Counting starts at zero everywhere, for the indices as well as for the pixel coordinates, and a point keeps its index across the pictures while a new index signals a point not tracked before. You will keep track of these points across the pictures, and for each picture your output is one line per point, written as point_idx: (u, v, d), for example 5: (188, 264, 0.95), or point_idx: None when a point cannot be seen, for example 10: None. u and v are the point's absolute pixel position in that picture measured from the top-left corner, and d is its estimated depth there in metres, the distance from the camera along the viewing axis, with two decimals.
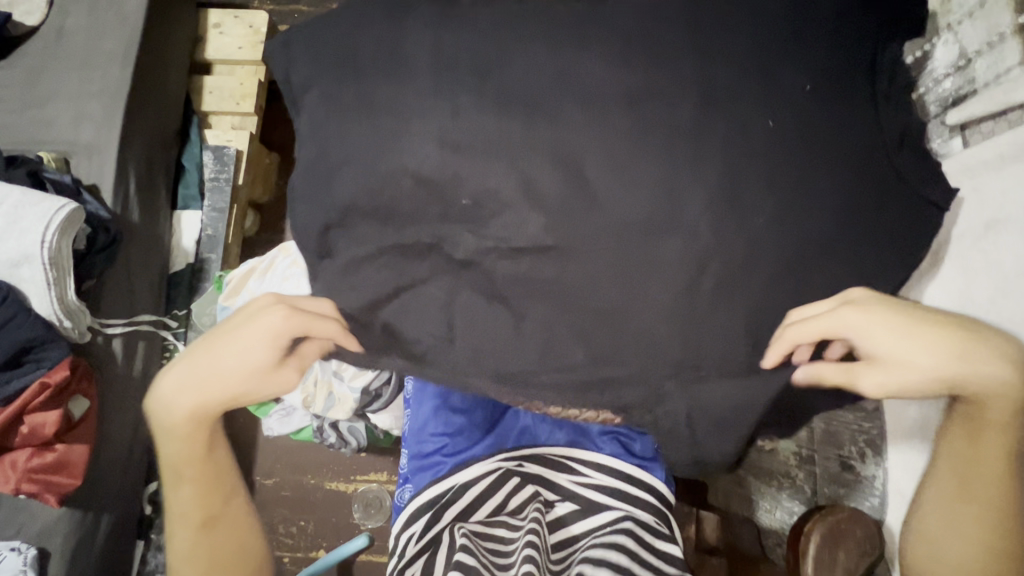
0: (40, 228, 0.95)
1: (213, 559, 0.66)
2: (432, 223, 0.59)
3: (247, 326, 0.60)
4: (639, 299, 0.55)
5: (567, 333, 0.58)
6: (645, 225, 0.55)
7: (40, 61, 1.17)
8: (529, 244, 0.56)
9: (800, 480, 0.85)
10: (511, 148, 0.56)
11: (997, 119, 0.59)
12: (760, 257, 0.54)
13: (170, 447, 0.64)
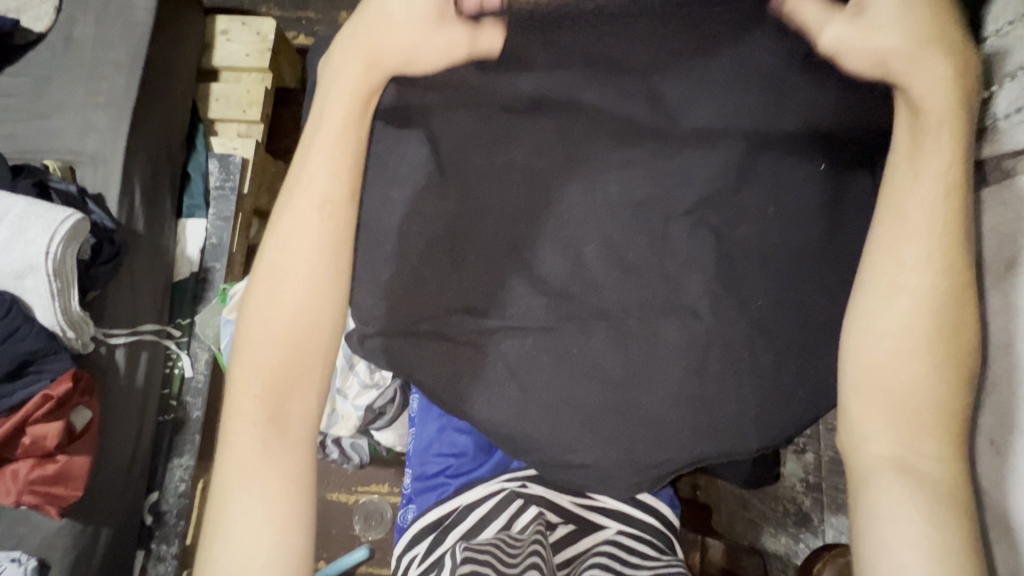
0: (44, 240, 0.94)
1: (274, 413, 0.51)
2: (445, 286, 0.58)
3: (339, 74, 0.52)
4: (629, 376, 0.55)
5: (606, 335, 0.56)
6: (624, 309, 0.56)
7: (47, 69, 1.17)
8: (528, 322, 0.57)
9: (806, 508, 0.84)
10: (552, 202, 0.58)
11: (1022, 157, 0.58)
12: (779, 307, 0.57)
13: (243, 399, 0.51)
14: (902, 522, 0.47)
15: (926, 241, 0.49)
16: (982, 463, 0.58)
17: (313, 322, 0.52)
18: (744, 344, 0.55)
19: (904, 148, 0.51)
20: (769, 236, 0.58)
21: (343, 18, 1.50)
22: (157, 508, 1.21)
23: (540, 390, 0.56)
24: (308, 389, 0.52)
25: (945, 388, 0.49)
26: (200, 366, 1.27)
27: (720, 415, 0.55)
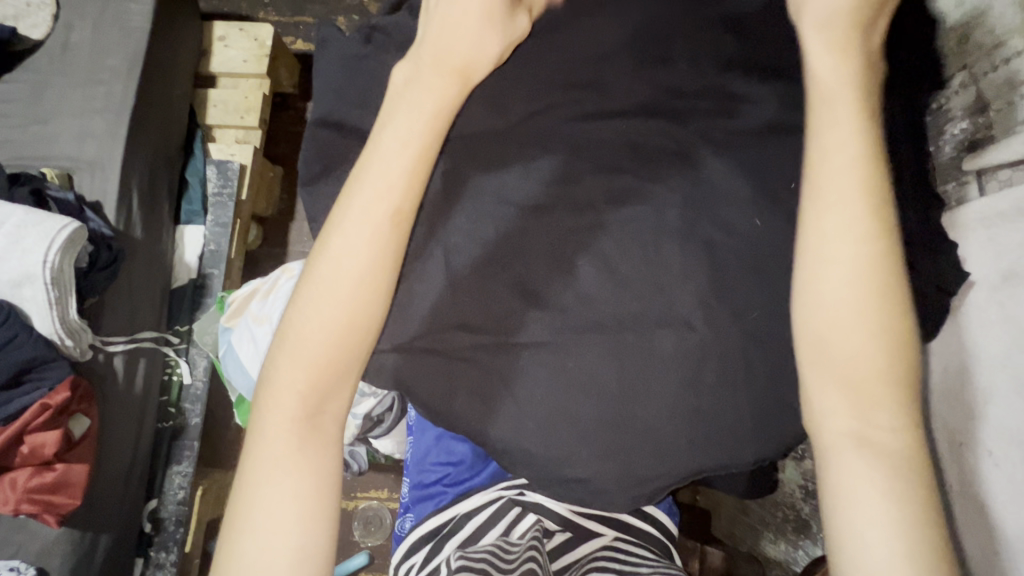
0: (41, 248, 0.94)
1: (318, 418, 0.51)
2: (453, 299, 0.58)
3: (425, 98, 0.56)
4: (625, 390, 0.56)
5: (592, 334, 0.56)
6: (617, 322, 0.56)
7: (45, 76, 1.17)
8: (527, 338, 0.57)
9: (805, 515, 0.83)
10: (546, 218, 0.59)
11: (1014, 169, 0.56)
12: (774, 318, 0.57)
13: (286, 392, 0.51)
14: (867, 500, 0.47)
15: (845, 210, 0.50)
16: (975, 479, 0.57)
17: (363, 323, 0.53)
18: (740, 356, 0.55)
19: (822, 126, 0.53)
20: (764, 247, 0.58)
21: (340, 23, 1.50)
22: (156, 515, 1.21)
23: (535, 386, 0.57)
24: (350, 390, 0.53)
25: (878, 346, 0.49)
26: (198, 373, 1.28)
27: (715, 427, 0.55)
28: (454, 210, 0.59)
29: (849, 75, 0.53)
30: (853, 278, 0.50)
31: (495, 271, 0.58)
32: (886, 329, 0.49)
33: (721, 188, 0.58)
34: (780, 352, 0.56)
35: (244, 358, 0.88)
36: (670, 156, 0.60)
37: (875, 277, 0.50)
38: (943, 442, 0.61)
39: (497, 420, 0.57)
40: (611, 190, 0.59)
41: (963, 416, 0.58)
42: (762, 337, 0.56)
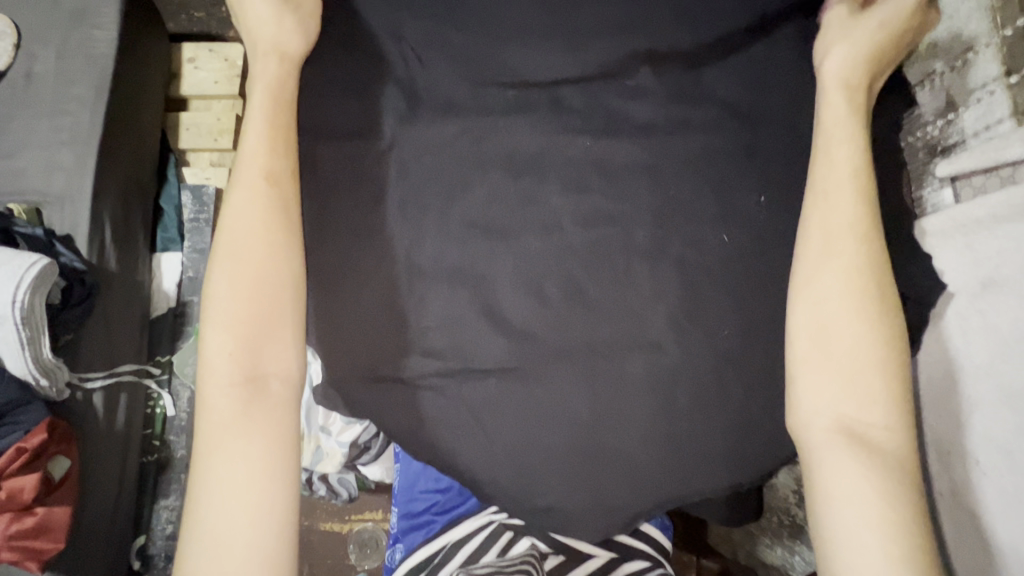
0: (9, 289, 0.92)
1: (252, 374, 0.49)
2: (413, 326, 0.54)
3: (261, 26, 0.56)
4: (598, 415, 0.53)
5: (558, 361, 0.53)
6: (589, 345, 0.54)
7: (8, 108, 1.13)
8: (494, 364, 0.53)
9: (800, 519, 0.83)
10: (530, 242, 0.56)
11: (988, 175, 0.56)
12: (757, 335, 0.55)
13: (215, 361, 0.49)
14: (853, 493, 0.46)
15: (846, 214, 0.51)
16: (967, 487, 0.56)
17: (274, 277, 0.51)
18: (719, 378, 0.54)
19: (825, 139, 0.54)
20: (742, 263, 0.56)
21: None
22: (145, 552, 1.20)
23: (502, 416, 0.53)
24: (280, 341, 0.51)
25: (884, 353, 0.49)
26: (181, 404, 1.27)
27: (696, 452, 0.53)
28: (409, 233, 0.56)
29: (852, 84, 0.55)
30: (847, 279, 0.50)
31: (449, 288, 0.55)
32: (884, 327, 0.49)
33: (693, 205, 0.57)
34: (760, 373, 0.54)
35: None
36: (645, 171, 0.58)
37: (867, 279, 0.50)
38: (932, 449, 0.60)
39: (470, 459, 0.53)
40: (585, 210, 0.57)
41: (948, 420, 0.58)
42: (745, 358, 0.54)
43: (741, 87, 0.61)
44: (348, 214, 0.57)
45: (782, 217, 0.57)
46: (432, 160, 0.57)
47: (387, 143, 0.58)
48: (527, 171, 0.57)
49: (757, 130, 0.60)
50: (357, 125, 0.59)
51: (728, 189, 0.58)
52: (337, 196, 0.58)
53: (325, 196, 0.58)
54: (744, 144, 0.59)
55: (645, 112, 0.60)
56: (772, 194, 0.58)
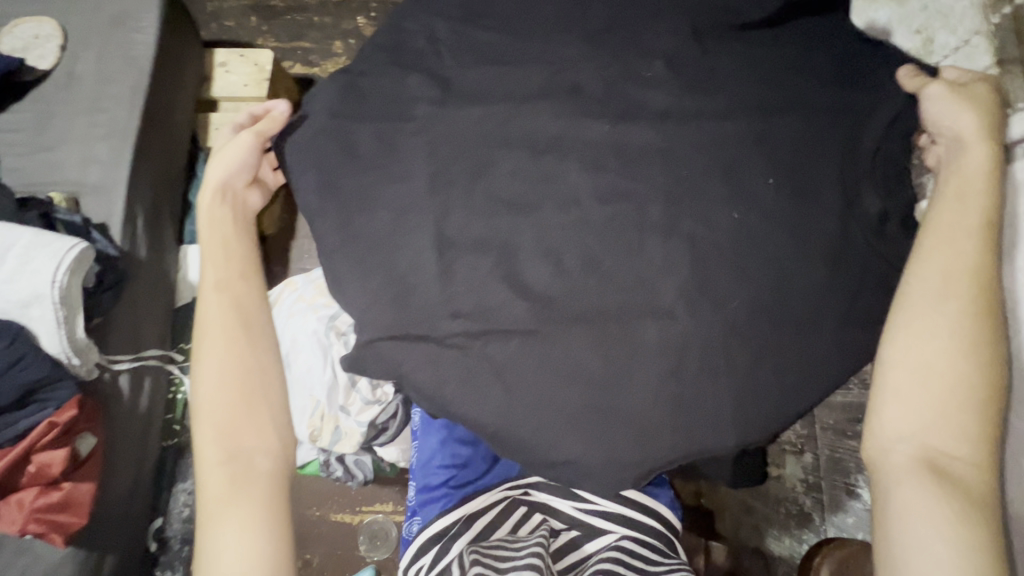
0: (49, 269, 0.96)
1: (234, 458, 0.57)
2: (441, 291, 0.58)
3: (218, 163, 0.71)
4: (609, 372, 0.56)
5: (578, 326, 0.57)
6: (603, 312, 0.57)
7: (51, 104, 1.20)
8: (515, 325, 0.57)
9: (807, 508, 0.85)
10: (551, 215, 0.59)
11: None
12: (767, 307, 0.57)
13: (206, 451, 0.58)
14: (930, 520, 0.49)
15: (962, 260, 0.55)
16: None
17: (254, 370, 0.61)
18: (728, 344, 0.56)
19: (954, 189, 0.58)
20: (750, 239, 0.59)
21: (336, 47, 1.56)
22: (160, 534, 1.22)
23: (523, 375, 0.56)
24: (257, 421, 0.60)
25: (984, 397, 0.52)
26: None
27: (706, 416, 0.56)
28: (437, 204, 0.60)
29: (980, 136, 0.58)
30: (956, 325, 0.53)
31: (473, 256, 0.58)
32: (987, 374, 0.52)
33: (703, 182, 0.60)
34: (767, 343, 0.57)
35: None
36: (658, 154, 0.61)
37: (974, 325, 0.53)
38: None
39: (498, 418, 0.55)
40: (601, 188, 0.60)
41: None
42: (753, 328, 0.56)
43: (747, 78, 0.65)
44: (380, 189, 0.61)
45: (789, 196, 0.60)
46: (458, 140, 0.62)
47: (417, 125, 0.63)
48: (547, 152, 0.62)
49: (770, 115, 0.63)
50: (390, 110, 0.65)
51: (735, 171, 0.61)
52: (370, 173, 0.62)
53: (359, 173, 0.62)
54: (756, 128, 0.62)
55: (657, 101, 0.64)
56: (778, 176, 0.61)
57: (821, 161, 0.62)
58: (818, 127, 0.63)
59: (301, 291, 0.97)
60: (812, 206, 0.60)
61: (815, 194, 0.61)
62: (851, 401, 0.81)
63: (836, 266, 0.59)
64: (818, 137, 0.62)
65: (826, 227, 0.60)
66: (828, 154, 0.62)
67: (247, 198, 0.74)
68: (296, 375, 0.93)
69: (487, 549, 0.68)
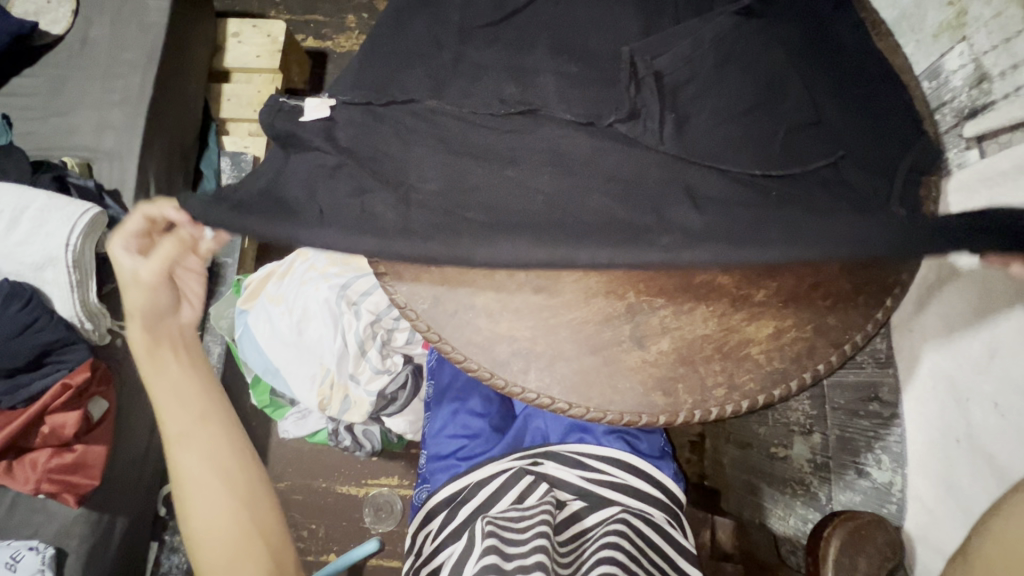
0: (63, 232, 0.96)
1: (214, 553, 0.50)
2: (471, 248, 0.55)
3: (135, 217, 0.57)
4: (639, 335, 0.53)
5: (605, 291, 0.54)
6: (632, 268, 0.54)
7: (65, 70, 1.19)
8: (547, 281, 0.54)
9: (813, 487, 0.82)
10: (581, 170, 0.57)
11: (1013, 132, 0.57)
12: (813, 275, 0.54)
13: (208, 539, 0.50)
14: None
15: None
16: (983, 432, 0.56)
17: (229, 456, 0.53)
18: (772, 312, 0.53)
19: None
20: (812, 177, 0.55)
21: (350, 21, 1.57)
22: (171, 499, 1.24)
23: (557, 338, 0.53)
24: (223, 503, 0.52)
25: None
26: (213, 359, 1.24)
27: (747, 384, 0.52)
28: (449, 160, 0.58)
29: None
30: None
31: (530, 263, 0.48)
32: None
33: (742, 133, 0.56)
34: (808, 311, 0.54)
35: (258, 337, 0.97)
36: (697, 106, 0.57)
37: None
38: (948, 405, 0.61)
39: (530, 380, 0.52)
40: (625, 148, 0.58)
41: (971, 371, 0.58)
42: (789, 289, 0.54)
43: (799, 23, 0.62)
44: (396, 142, 0.58)
45: (853, 141, 0.56)
46: (477, 96, 0.60)
47: (430, 71, 0.61)
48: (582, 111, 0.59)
49: (809, 64, 0.60)
50: (406, 59, 0.62)
51: (770, 99, 0.58)
52: (387, 121, 0.59)
53: (377, 123, 0.59)
54: (804, 75, 0.59)
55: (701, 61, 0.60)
56: (820, 104, 0.58)
57: (874, 96, 0.59)
58: (857, 74, 0.60)
59: (313, 262, 0.98)
60: None
61: (874, 123, 0.58)
62: (863, 377, 0.75)
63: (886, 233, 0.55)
64: (864, 89, 0.59)
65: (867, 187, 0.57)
66: (875, 106, 0.59)
67: (183, 321, 0.59)
68: (306, 344, 0.93)
69: (500, 517, 0.68)
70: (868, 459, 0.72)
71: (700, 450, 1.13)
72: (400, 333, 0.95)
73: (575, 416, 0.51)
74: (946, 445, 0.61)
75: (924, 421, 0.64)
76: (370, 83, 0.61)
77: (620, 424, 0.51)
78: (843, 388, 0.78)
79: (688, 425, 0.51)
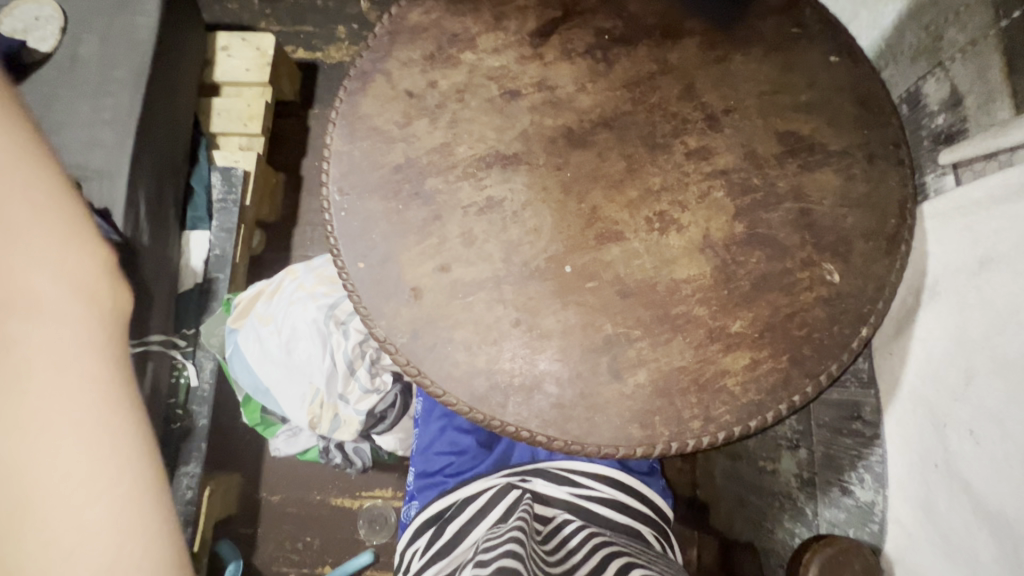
0: None
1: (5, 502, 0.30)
2: (449, 281, 0.56)
3: None
4: (618, 367, 0.54)
5: (584, 323, 0.55)
6: (609, 298, 0.55)
7: (53, 88, 1.18)
8: (526, 313, 0.55)
9: (800, 503, 0.82)
10: (560, 201, 0.57)
11: (987, 161, 0.57)
12: (789, 305, 0.55)
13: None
14: None
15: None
16: (960, 458, 0.57)
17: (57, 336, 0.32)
18: (749, 343, 0.54)
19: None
20: (779, 216, 0.57)
21: (340, 33, 1.57)
22: None
23: (536, 371, 0.53)
24: (68, 414, 0.32)
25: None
26: (205, 375, 1.23)
27: (724, 415, 0.53)
28: (427, 192, 0.58)
29: None
30: None
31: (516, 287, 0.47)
32: None
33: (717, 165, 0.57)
34: (786, 342, 0.54)
35: (248, 356, 0.98)
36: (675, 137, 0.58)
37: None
38: (928, 429, 0.61)
39: (509, 412, 0.53)
40: (603, 178, 0.58)
41: (948, 397, 0.59)
42: (767, 319, 0.54)
43: (777, 49, 0.62)
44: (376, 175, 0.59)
45: (822, 172, 0.58)
46: (456, 128, 0.60)
47: (409, 101, 0.61)
48: (560, 141, 0.59)
49: (784, 93, 0.61)
50: (385, 89, 0.62)
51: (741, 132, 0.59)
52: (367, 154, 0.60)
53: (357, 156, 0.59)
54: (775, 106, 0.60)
55: (679, 88, 0.61)
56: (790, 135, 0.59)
57: (849, 125, 0.60)
58: (835, 100, 0.61)
59: (301, 281, 0.98)
60: (841, 179, 0.58)
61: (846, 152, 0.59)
62: (847, 395, 0.75)
63: (861, 262, 0.56)
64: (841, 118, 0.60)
65: (844, 216, 0.57)
66: (850, 136, 0.59)
67: None
68: (296, 363, 0.94)
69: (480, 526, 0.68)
70: (853, 477, 0.72)
71: (691, 461, 1.13)
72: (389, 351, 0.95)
73: (553, 450, 0.52)
74: (925, 468, 0.61)
75: (905, 443, 0.64)
76: (349, 117, 0.61)
77: (599, 456, 0.52)
78: (827, 404, 0.79)
79: (665, 457, 0.52)
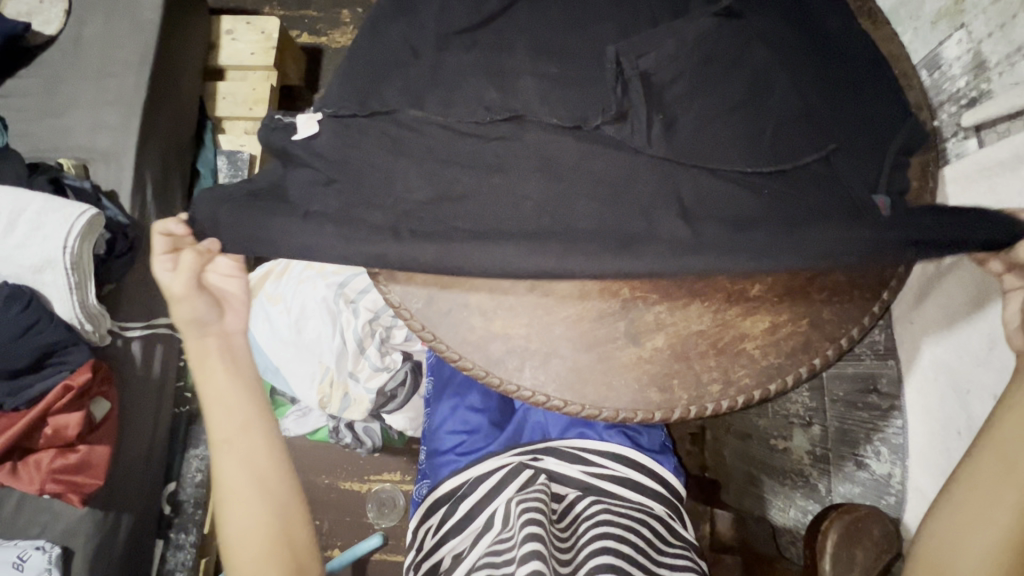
0: (60, 234, 0.92)
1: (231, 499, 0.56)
2: (463, 246, 0.55)
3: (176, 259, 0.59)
4: (635, 332, 0.53)
5: (600, 289, 0.54)
6: (627, 264, 0.54)
7: (58, 70, 1.17)
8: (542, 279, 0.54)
9: (813, 478, 0.82)
10: (574, 166, 0.57)
11: (1011, 121, 0.56)
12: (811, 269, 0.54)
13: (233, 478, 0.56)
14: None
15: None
16: (985, 423, 0.57)
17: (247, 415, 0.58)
18: (767, 308, 0.53)
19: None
20: (802, 173, 0.56)
21: (344, 17, 1.56)
22: (174, 498, 1.22)
23: (552, 337, 0.53)
24: (257, 460, 0.57)
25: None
26: None
27: (742, 378, 0.52)
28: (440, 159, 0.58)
29: None
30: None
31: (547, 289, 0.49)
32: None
33: (735, 129, 0.56)
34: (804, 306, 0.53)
35: (257, 336, 0.97)
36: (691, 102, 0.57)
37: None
38: (950, 396, 0.60)
39: (525, 377, 0.52)
40: (618, 144, 0.57)
41: (972, 363, 0.58)
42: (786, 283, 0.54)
43: (795, 13, 0.61)
44: (388, 142, 0.58)
45: (847, 134, 0.56)
46: (469, 92, 0.59)
47: (421, 67, 0.60)
48: (574, 106, 0.58)
49: (806, 55, 0.59)
50: (396, 56, 0.61)
51: (764, 95, 0.57)
52: (378, 121, 0.58)
53: (368, 123, 0.58)
54: (801, 68, 0.58)
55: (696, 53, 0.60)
56: (813, 98, 0.57)
57: (870, 89, 0.58)
58: (856, 65, 0.59)
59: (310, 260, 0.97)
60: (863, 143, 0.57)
61: (868, 116, 0.57)
62: (862, 369, 0.75)
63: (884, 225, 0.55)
64: (862, 82, 0.58)
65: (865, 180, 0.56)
66: (872, 99, 0.58)
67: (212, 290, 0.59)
68: (305, 343, 0.93)
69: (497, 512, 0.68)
70: (867, 450, 0.72)
71: (701, 442, 1.13)
72: (398, 331, 0.95)
73: (571, 414, 0.51)
74: (946, 437, 0.61)
75: (926, 413, 0.63)
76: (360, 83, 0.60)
77: (616, 420, 0.51)
78: (841, 379, 0.78)
79: (684, 421, 0.51)
